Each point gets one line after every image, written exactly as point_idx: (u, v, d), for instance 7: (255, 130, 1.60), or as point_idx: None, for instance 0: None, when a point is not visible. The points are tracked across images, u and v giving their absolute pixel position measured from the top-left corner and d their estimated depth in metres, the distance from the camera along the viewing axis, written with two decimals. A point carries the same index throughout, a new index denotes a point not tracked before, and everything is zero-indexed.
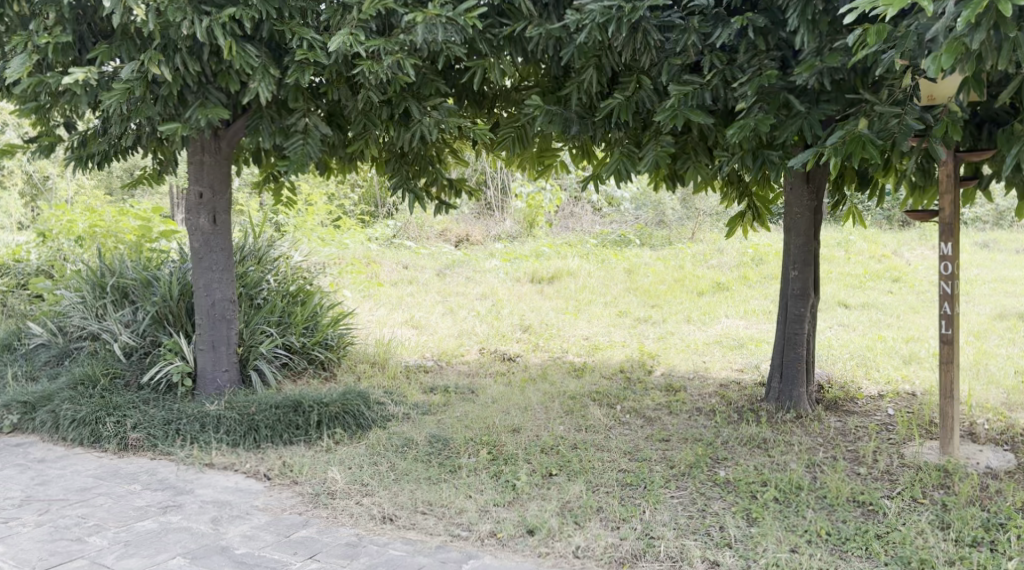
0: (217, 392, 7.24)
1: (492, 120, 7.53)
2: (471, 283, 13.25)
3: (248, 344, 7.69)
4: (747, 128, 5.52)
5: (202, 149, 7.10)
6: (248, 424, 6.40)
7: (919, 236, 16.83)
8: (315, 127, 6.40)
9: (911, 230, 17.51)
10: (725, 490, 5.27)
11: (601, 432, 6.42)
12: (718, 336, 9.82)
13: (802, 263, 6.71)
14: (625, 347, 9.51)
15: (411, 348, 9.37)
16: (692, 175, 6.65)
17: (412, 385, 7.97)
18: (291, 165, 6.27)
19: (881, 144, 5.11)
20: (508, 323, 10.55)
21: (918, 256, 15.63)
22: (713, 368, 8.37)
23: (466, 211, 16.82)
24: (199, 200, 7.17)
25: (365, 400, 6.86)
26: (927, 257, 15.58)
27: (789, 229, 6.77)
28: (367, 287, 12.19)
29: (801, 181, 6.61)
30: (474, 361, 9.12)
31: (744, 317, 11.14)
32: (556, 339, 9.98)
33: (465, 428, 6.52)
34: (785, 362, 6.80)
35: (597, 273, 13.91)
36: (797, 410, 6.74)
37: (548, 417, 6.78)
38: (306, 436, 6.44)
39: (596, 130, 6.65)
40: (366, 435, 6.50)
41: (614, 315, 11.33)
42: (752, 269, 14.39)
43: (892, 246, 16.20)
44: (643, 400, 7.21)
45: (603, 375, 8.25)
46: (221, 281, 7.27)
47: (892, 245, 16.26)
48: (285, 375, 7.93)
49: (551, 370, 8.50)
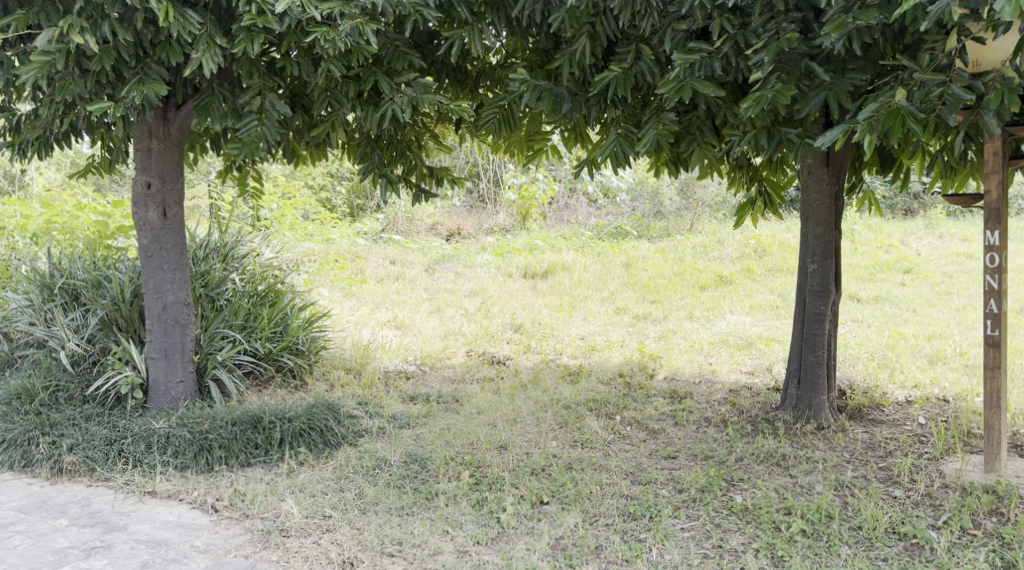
0: (170, 406, 6.57)
1: (476, 101, 6.80)
2: (460, 279, 12.50)
3: (205, 352, 6.94)
4: (763, 101, 4.80)
5: (150, 135, 6.42)
6: (200, 443, 5.71)
7: (925, 226, 16.14)
8: (272, 108, 5.71)
9: (917, 220, 16.81)
10: (743, 521, 4.57)
11: (599, 448, 5.69)
12: (723, 334, 9.09)
13: (822, 255, 5.98)
14: (625, 348, 8.77)
15: (392, 351, 8.63)
16: (697, 158, 5.94)
17: (390, 394, 7.23)
18: (244, 149, 5.60)
19: (924, 118, 4.36)
20: (498, 322, 9.81)
21: (926, 246, 14.95)
22: (721, 370, 7.64)
23: (456, 204, 16.07)
24: (147, 191, 6.46)
25: (333, 414, 6.17)
26: (936, 246, 14.90)
27: (807, 217, 6.04)
28: (350, 284, 11.44)
29: (820, 163, 5.88)
30: (460, 364, 8.38)
31: (751, 314, 10.42)
32: (549, 340, 9.25)
33: (446, 446, 5.79)
34: (803, 365, 6.07)
35: (593, 267, 13.18)
36: (817, 420, 6.01)
37: (539, 431, 6.06)
38: (265, 456, 5.76)
39: (590, 109, 5.93)
40: (334, 455, 5.80)
41: (612, 312, 10.59)
42: (755, 261, 13.70)
43: (899, 236, 15.50)
44: (646, 410, 6.48)
45: (602, 380, 7.52)
46: (173, 282, 6.59)
47: (899, 235, 15.56)
48: (248, 386, 7.18)
49: (545, 375, 7.76)
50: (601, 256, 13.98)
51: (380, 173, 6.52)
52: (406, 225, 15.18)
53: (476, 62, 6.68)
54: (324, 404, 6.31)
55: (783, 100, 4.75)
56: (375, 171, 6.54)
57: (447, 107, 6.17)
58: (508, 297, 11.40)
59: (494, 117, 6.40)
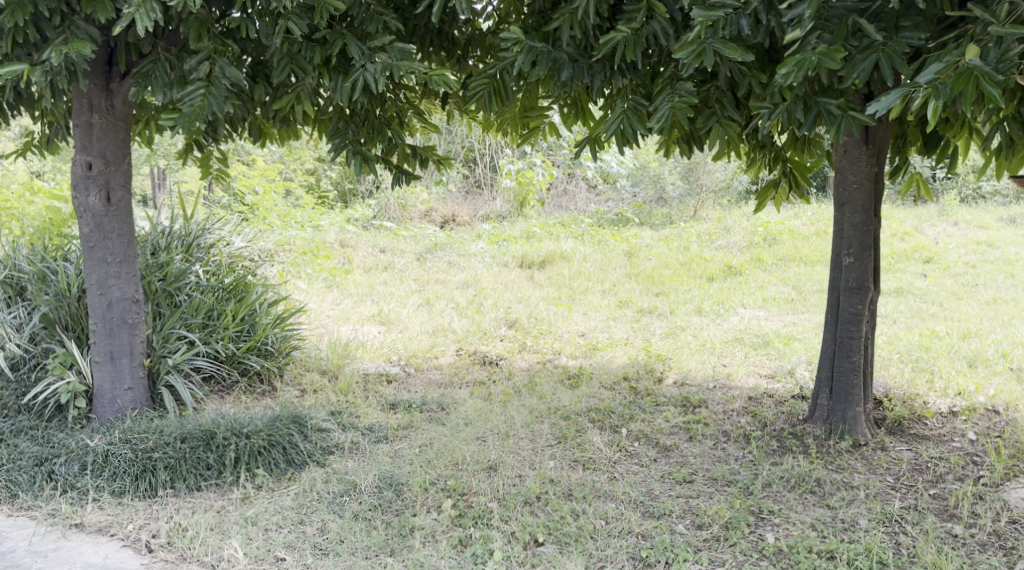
0: (116, 417, 5.82)
1: (463, 73, 6.05)
2: (453, 269, 11.72)
3: (158, 355, 6.18)
4: (805, 66, 4.02)
5: (90, 107, 5.64)
6: (142, 465, 4.99)
7: (939, 213, 15.38)
8: (221, 76, 4.96)
9: (930, 206, 16.03)
10: (777, 568, 3.94)
11: (603, 470, 4.93)
12: (737, 331, 8.32)
13: (859, 247, 5.22)
14: (630, 348, 7.99)
15: (374, 350, 7.86)
16: (716, 135, 5.17)
17: (367, 401, 6.45)
18: (181, 121, 4.88)
19: (1003, 80, 3.57)
20: (492, 317, 9.03)
21: (941, 233, 14.18)
22: (738, 374, 6.85)
23: (452, 189, 15.26)
24: (87, 171, 5.69)
25: (299, 428, 5.42)
26: (952, 234, 14.13)
27: (840, 203, 5.28)
28: (334, 274, 10.64)
29: (858, 141, 5.13)
30: (448, 365, 7.61)
31: (765, 308, 9.65)
32: (547, 338, 8.48)
33: (425, 467, 5.02)
34: (836, 372, 5.29)
35: (593, 257, 12.41)
36: (852, 436, 5.25)
37: (534, 448, 5.29)
38: (217, 478, 5.03)
39: (593, 77, 5.22)
40: (298, 477, 5.06)
41: (614, 306, 9.82)
42: (765, 251, 12.98)
43: (912, 223, 14.73)
44: (655, 422, 5.71)
45: (605, 385, 6.74)
46: (119, 277, 5.82)
47: (912, 222, 14.79)
48: (208, 393, 6.42)
49: (540, 379, 6.97)
50: (601, 244, 13.20)
51: (352, 151, 5.75)
52: (398, 211, 14.36)
53: (465, 28, 5.91)
54: (290, 415, 5.55)
55: (829, 63, 3.97)
56: (346, 148, 5.77)
57: (426, 75, 5.37)
58: (503, 289, 10.61)
59: (483, 90, 5.66)
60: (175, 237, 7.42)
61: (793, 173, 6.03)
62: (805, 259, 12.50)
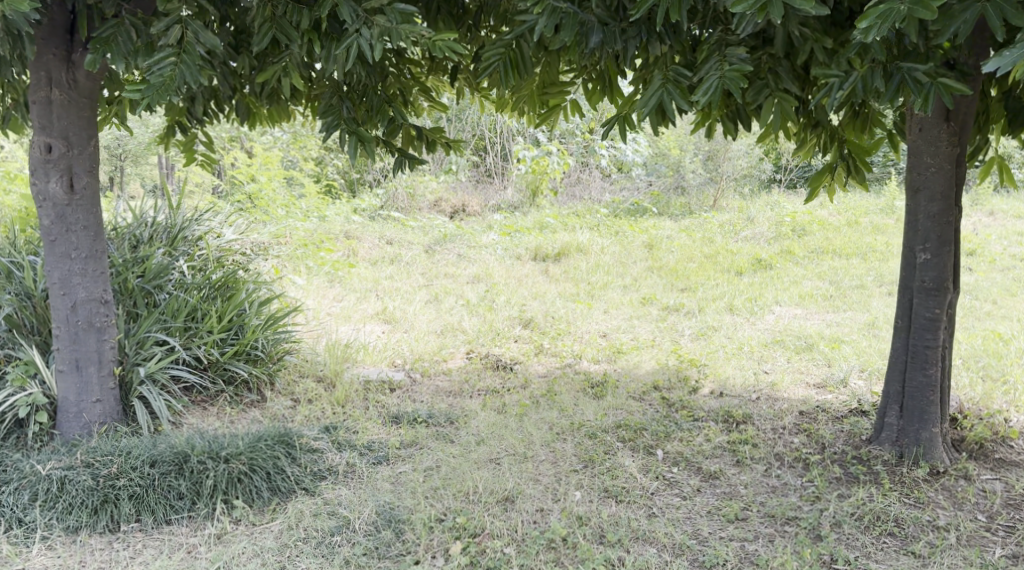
0: (82, 433, 5.11)
1: (474, 45, 5.38)
2: (463, 262, 11.00)
3: (130, 362, 5.44)
4: (892, 17, 3.33)
5: (50, 82, 4.92)
6: (102, 494, 4.28)
7: (973, 201, 14.65)
8: (194, 42, 4.23)
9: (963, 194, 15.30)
10: None
11: (640, 505, 4.26)
12: (776, 334, 7.61)
13: (938, 241, 4.51)
14: (658, 351, 7.26)
15: (377, 352, 7.14)
16: (766, 111, 4.52)
17: (368, 413, 5.73)
18: (147, 93, 4.18)
19: None
20: (505, 315, 8.30)
21: (979, 223, 13.46)
22: (782, 385, 6.12)
23: (463, 178, 14.52)
24: (47, 155, 4.96)
25: (287, 451, 4.69)
26: (990, 224, 13.40)
27: (916, 190, 4.58)
28: (336, 267, 9.92)
29: (939, 117, 4.42)
30: (458, 371, 6.90)
31: (801, 306, 8.96)
32: (566, 340, 7.75)
33: (431, 499, 4.31)
34: (909, 388, 4.62)
35: (612, 249, 11.68)
36: (929, 462, 4.57)
37: (557, 475, 4.58)
38: (189, 510, 4.33)
39: (626, 43, 4.52)
40: (285, 509, 4.37)
41: (637, 303, 9.08)
42: (796, 243, 12.28)
43: None
44: (696, 442, 4.99)
45: (634, 396, 6.02)
46: (85, 274, 5.10)
47: None
48: (188, 406, 5.62)
49: (560, 388, 6.21)
50: (619, 236, 12.47)
51: (348, 131, 4.96)
52: (407, 201, 13.61)
53: None
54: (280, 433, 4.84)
55: (924, 13, 3.27)
56: (339, 129, 4.97)
57: (431, 41, 4.63)
58: (516, 284, 9.88)
59: (496, 61, 4.93)
60: (158, 230, 6.73)
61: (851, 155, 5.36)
62: (838, 253, 11.80)
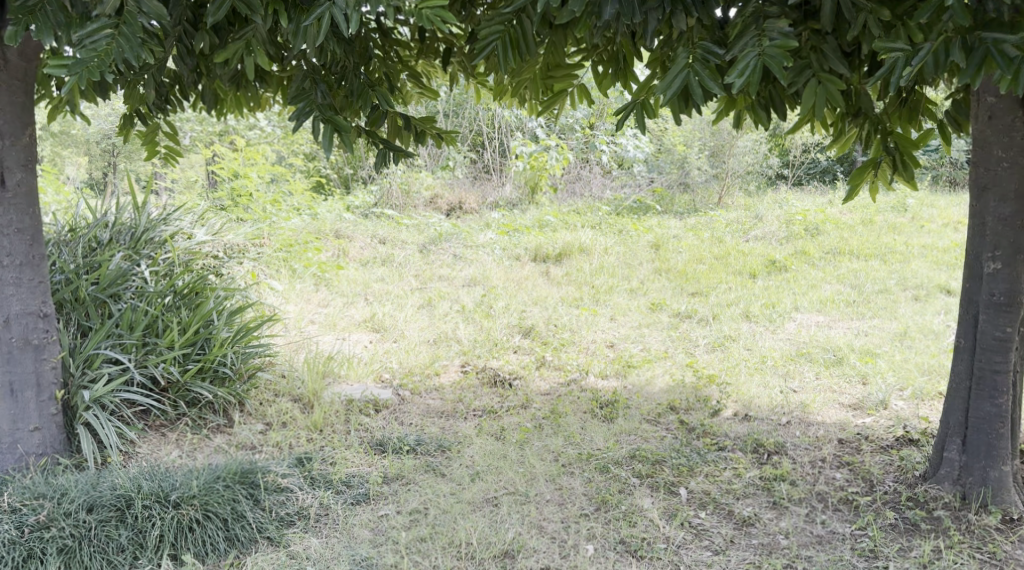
0: (16, 467, 4.43)
1: (468, 24, 4.78)
2: (459, 263, 10.32)
3: (75, 384, 4.77)
4: None
5: None
6: (26, 547, 3.65)
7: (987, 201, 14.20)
8: (136, 12, 3.55)
9: None
10: None
11: (667, 564, 3.74)
12: (800, 344, 7.00)
13: (1011, 249, 3.92)
14: (671, 364, 6.59)
15: (364, 363, 6.47)
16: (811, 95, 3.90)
17: (348, 439, 5.03)
18: (75, 70, 3.53)
19: None
20: (503, 323, 7.63)
21: None
22: (814, 407, 5.47)
23: (460, 175, 13.88)
24: None
25: (249, 492, 4.08)
26: None
27: (984, 190, 3.99)
28: (322, 269, 9.24)
29: (1015, 103, 3.83)
30: (452, 386, 6.25)
31: (822, 313, 8.33)
32: (569, 352, 7.09)
33: (415, 557, 3.77)
34: (973, 420, 4.03)
35: (616, 250, 11.01)
36: (999, 507, 3.99)
37: (564, 521, 4.01)
38: (130, 566, 3.71)
39: (646, 16, 3.87)
40: (245, 563, 3.77)
41: (645, 310, 8.42)
42: (810, 242, 11.66)
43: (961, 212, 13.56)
44: (723, 478, 4.36)
45: (649, 419, 5.37)
46: (19, 286, 4.41)
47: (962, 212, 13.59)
48: (144, 434, 4.96)
49: (565, 408, 5.53)
50: (624, 235, 11.82)
51: (323, 118, 4.26)
52: (402, 198, 12.89)
53: None
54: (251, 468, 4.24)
55: None
56: (313, 116, 4.26)
57: (418, 8, 3.99)
58: (516, 288, 9.22)
59: (496, 40, 4.28)
60: (121, 230, 6.05)
61: (898, 150, 4.73)
62: (856, 254, 11.17)
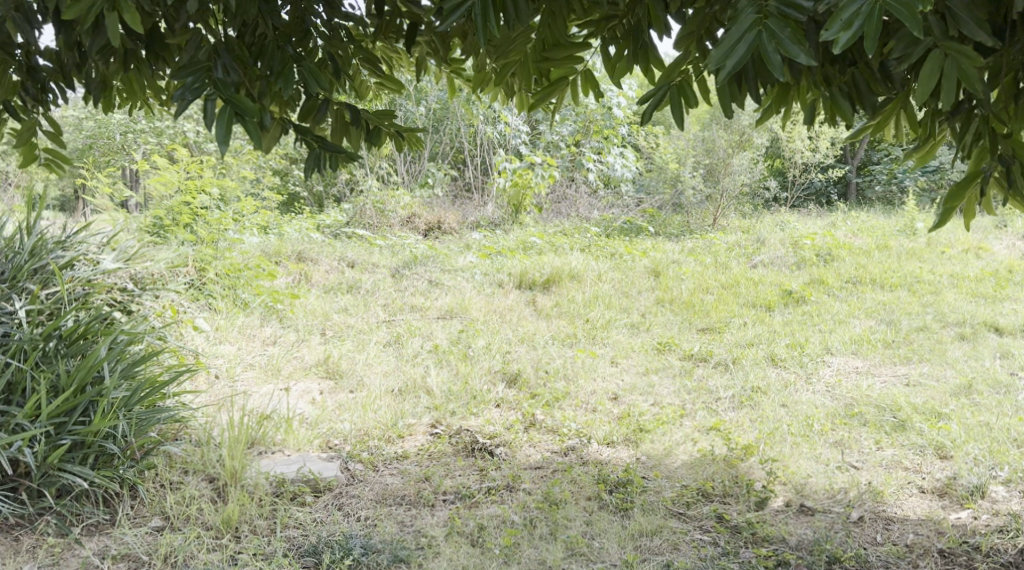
0: None
1: None
2: (433, 291, 8.97)
3: None
4: None
5: None
6: None
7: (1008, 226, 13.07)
8: None
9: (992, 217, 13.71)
10: None
11: None
12: (848, 399, 5.70)
13: None
14: (692, 426, 5.25)
15: (308, 424, 5.12)
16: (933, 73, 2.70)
17: (273, 546, 3.78)
18: None
19: None
20: (483, 367, 6.28)
21: (1011, 248, 11.94)
22: (890, 494, 4.19)
23: (439, 193, 12.58)
24: None
25: None
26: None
27: None
28: (275, 299, 7.79)
29: None
30: (419, 455, 4.92)
31: (860, 356, 7.06)
32: (564, 409, 5.74)
33: None
34: None
35: (611, 276, 9.71)
36: None
37: None
38: None
39: None
40: None
41: (652, 351, 7.10)
42: (824, 269, 10.43)
43: (977, 235, 12.49)
44: None
45: (676, 513, 4.08)
46: None
47: (977, 234, 12.53)
48: None
49: (563, 494, 4.16)
50: (618, 259, 10.52)
51: (223, 98, 3.00)
52: (376, 217, 11.48)
53: None
54: None
55: None
56: (209, 95, 3.01)
57: None
58: (500, 322, 7.89)
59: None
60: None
61: (1013, 157, 3.20)
62: (880, 283, 9.92)
